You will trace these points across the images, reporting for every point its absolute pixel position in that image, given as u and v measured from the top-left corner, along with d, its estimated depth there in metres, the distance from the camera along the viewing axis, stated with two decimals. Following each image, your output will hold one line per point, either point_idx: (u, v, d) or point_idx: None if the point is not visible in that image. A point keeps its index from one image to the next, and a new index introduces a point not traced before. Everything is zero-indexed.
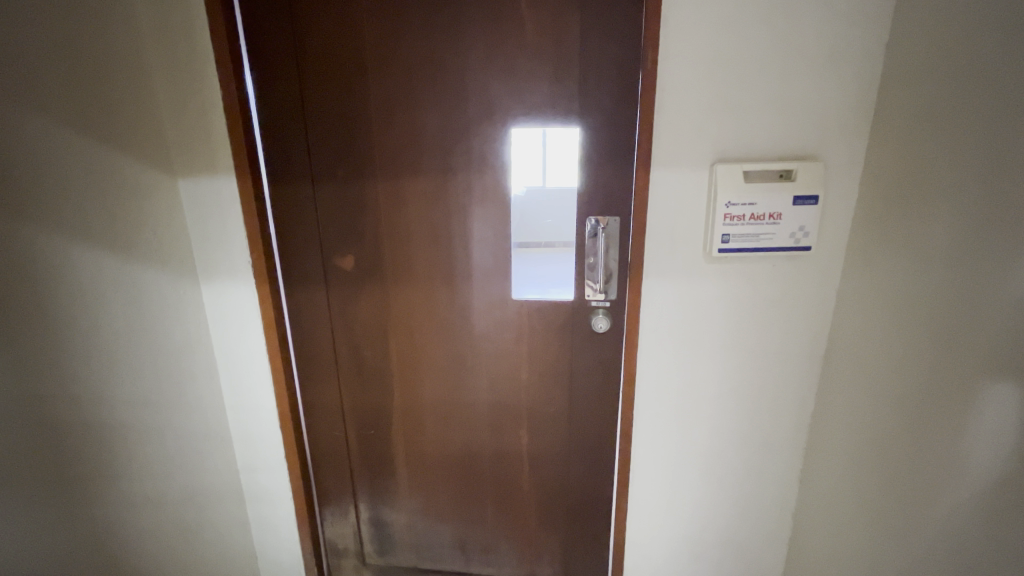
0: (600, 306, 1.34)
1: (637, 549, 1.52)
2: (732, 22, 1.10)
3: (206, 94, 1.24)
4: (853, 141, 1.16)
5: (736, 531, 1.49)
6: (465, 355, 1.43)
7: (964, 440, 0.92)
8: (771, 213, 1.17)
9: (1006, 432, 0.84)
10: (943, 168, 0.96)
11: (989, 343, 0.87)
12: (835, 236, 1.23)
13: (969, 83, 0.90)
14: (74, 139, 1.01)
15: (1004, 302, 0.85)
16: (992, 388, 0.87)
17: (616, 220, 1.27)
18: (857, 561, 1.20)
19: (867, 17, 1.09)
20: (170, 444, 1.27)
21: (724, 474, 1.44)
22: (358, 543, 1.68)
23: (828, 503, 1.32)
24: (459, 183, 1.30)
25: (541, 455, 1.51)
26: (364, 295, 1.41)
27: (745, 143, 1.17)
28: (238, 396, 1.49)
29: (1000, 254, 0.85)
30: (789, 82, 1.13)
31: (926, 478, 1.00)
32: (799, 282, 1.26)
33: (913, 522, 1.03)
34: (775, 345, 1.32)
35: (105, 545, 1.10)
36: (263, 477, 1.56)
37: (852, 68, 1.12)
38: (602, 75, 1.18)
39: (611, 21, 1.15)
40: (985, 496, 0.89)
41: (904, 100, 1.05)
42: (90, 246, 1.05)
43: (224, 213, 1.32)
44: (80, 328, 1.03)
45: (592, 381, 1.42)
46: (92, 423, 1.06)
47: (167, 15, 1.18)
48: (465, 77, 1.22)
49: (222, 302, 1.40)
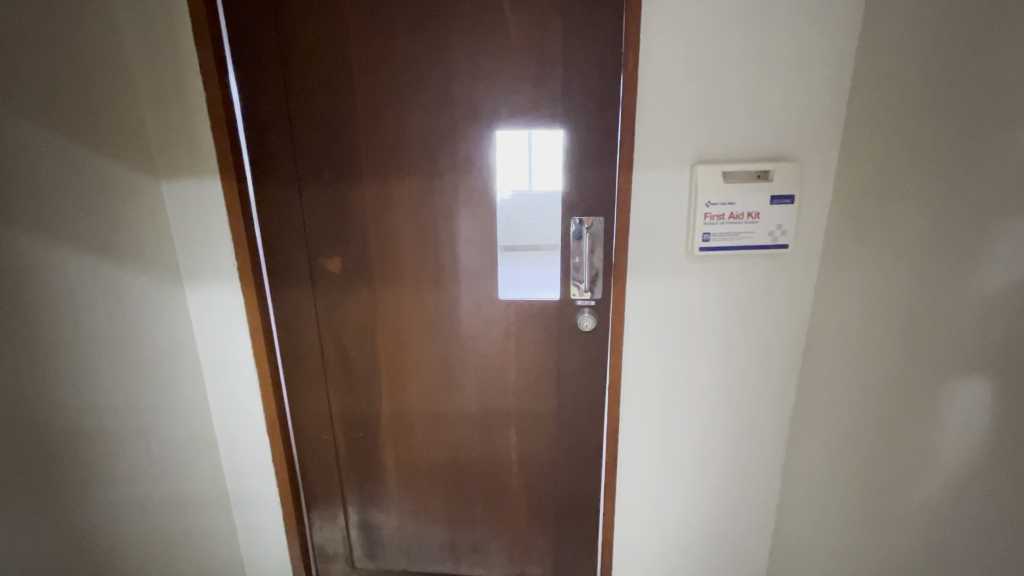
0: (585, 305, 1.36)
1: (626, 546, 1.54)
2: (712, 27, 1.14)
3: (189, 96, 1.23)
4: (826, 142, 1.21)
5: (723, 526, 1.52)
6: (454, 355, 1.44)
7: (935, 434, 0.97)
8: (749, 212, 1.21)
9: (972, 426, 0.89)
10: (911, 172, 1.01)
11: (956, 341, 0.92)
12: (810, 234, 1.27)
13: (932, 92, 0.96)
14: (53, 140, 1.00)
15: (967, 299, 0.90)
16: (958, 384, 0.92)
17: (600, 220, 1.29)
18: (838, 552, 1.23)
19: (838, 20, 1.13)
20: (153, 451, 1.25)
21: (710, 468, 1.46)
22: (347, 547, 1.67)
23: (810, 495, 1.35)
24: (446, 185, 1.31)
25: (529, 454, 1.52)
26: (352, 298, 1.41)
27: (724, 143, 1.21)
28: (224, 402, 1.47)
29: (967, 251, 0.90)
30: (766, 85, 1.17)
31: (901, 471, 1.05)
32: (778, 279, 1.30)
33: (890, 513, 1.07)
34: (757, 341, 1.35)
35: (87, 555, 1.07)
36: (250, 483, 1.54)
37: (825, 71, 1.16)
38: (584, 78, 1.21)
39: (593, 25, 1.18)
40: (954, 489, 0.93)
41: (877, 100, 1.10)
42: (79, 255, 1.06)
43: (207, 217, 1.32)
44: (62, 332, 1.02)
45: (578, 379, 1.44)
46: (77, 430, 1.05)
47: (151, 20, 1.18)
48: (451, 80, 1.24)
49: (207, 306, 1.39)
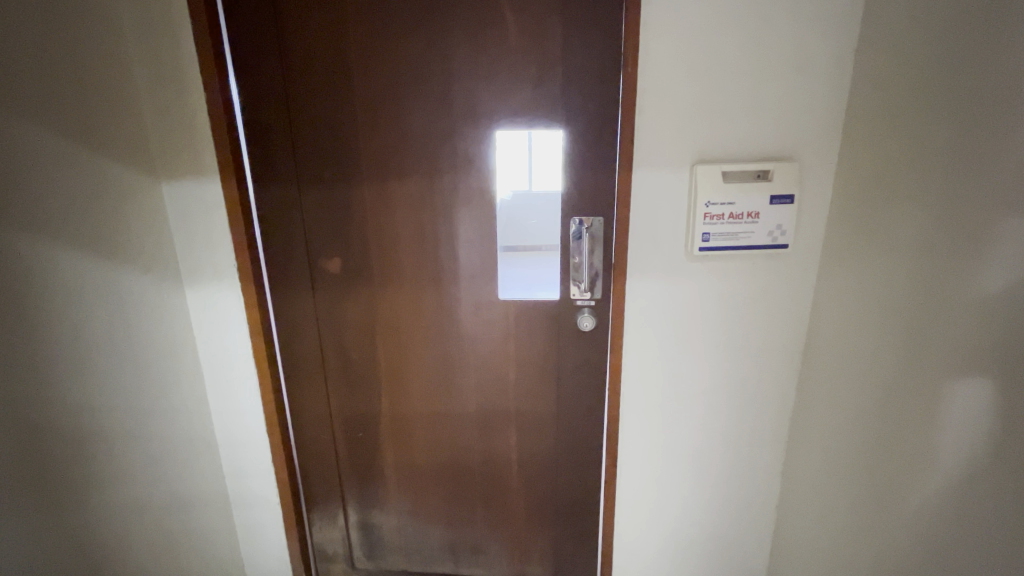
0: (585, 305, 1.36)
1: (625, 546, 1.54)
2: (711, 27, 1.14)
3: (190, 97, 1.24)
4: (825, 142, 1.21)
5: (722, 527, 1.52)
6: (453, 355, 1.44)
7: (934, 434, 0.97)
8: (749, 212, 1.21)
9: (971, 427, 0.89)
10: (910, 172, 1.01)
11: (956, 341, 0.92)
12: (810, 234, 1.27)
13: (931, 92, 0.96)
14: (53, 141, 1.00)
15: (966, 299, 0.90)
16: (958, 385, 0.92)
17: (600, 220, 1.29)
18: (838, 552, 1.23)
19: (838, 20, 1.13)
20: (153, 451, 1.25)
21: (710, 468, 1.46)
22: (347, 547, 1.67)
23: (809, 495, 1.34)
24: (446, 185, 1.31)
25: (529, 455, 1.52)
26: (352, 298, 1.41)
27: (723, 143, 1.21)
28: (224, 402, 1.47)
29: (967, 252, 0.90)
30: (765, 85, 1.17)
31: (901, 472, 1.04)
32: (778, 279, 1.30)
33: (890, 514, 1.07)
34: (757, 341, 1.35)
35: (86, 556, 1.07)
36: (250, 484, 1.54)
37: (825, 71, 1.16)
38: (584, 79, 1.21)
39: (592, 25, 1.18)
40: (954, 490, 0.93)
41: (876, 100, 1.10)
42: (79, 256, 1.06)
43: (207, 217, 1.32)
44: (62, 332, 1.02)
45: (578, 379, 1.44)
46: (77, 430, 1.05)
47: (151, 21, 1.19)
48: (451, 80, 1.24)
49: (207, 306, 1.39)
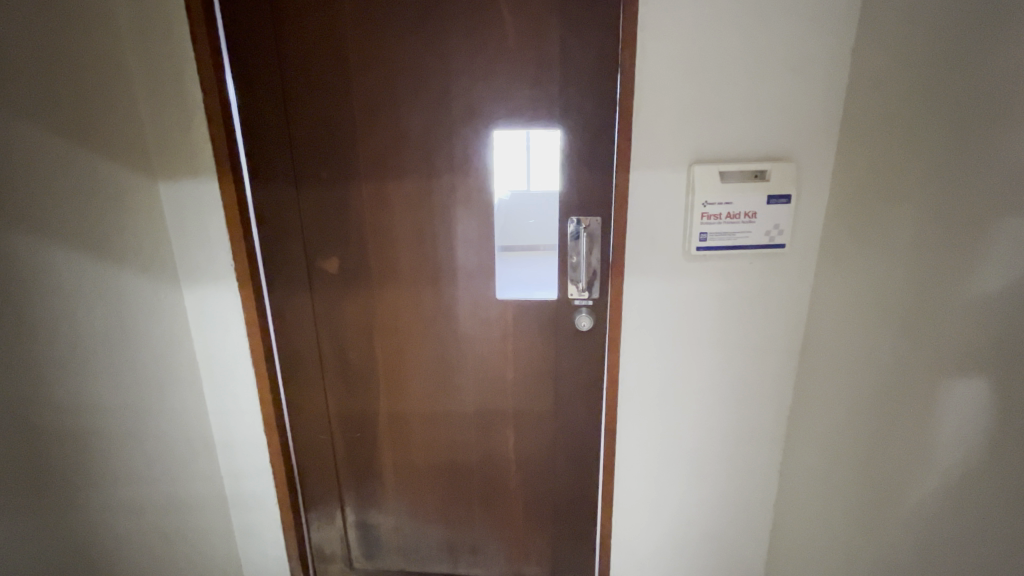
0: (582, 305, 1.36)
1: (624, 546, 1.54)
2: (708, 28, 1.14)
3: (187, 97, 1.23)
4: (822, 141, 1.21)
5: (720, 526, 1.52)
6: (451, 354, 1.44)
7: (930, 433, 0.97)
8: (746, 212, 1.22)
9: (967, 426, 0.89)
10: (907, 172, 1.01)
11: (952, 340, 0.92)
12: (807, 233, 1.27)
13: (927, 92, 0.96)
14: (50, 142, 1.00)
15: (962, 299, 0.90)
16: (953, 384, 0.92)
17: (597, 220, 1.29)
18: (835, 550, 1.23)
19: (834, 20, 1.14)
20: (151, 451, 1.25)
21: (708, 467, 1.47)
22: (345, 547, 1.67)
23: (807, 494, 1.35)
24: (443, 185, 1.31)
25: (527, 454, 1.52)
26: (349, 298, 1.41)
27: (720, 142, 1.21)
28: (222, 402, 1.47)
29: (963, 252, 0.90)
30: (762, 85, 1.17)
31: (897, 470, 1.05)
32: (775, 278, 1.30)
33: (886, 512, 1.08)
34: (755, 341, 1.36)
35: (84, 556, 1.07)
36: (248, 484, 1.54)
37: (822, 72, 1.16)
38: (581, 79, 1.21)
39: (590, 25, 1.18)
40: (950, 489, 0.93)
41: (873, 100, 1.10)
42: (77, 256, 1.06)
43: (204, 217, 1.32)
44: (60, 332, 1.02)
45: (575, 379, 1.44)
46: (75, 430, 1.05)
47: (148, 21, 1.18)
48: (449, 80, 1.24)
49: (204, 307, 1.39)
